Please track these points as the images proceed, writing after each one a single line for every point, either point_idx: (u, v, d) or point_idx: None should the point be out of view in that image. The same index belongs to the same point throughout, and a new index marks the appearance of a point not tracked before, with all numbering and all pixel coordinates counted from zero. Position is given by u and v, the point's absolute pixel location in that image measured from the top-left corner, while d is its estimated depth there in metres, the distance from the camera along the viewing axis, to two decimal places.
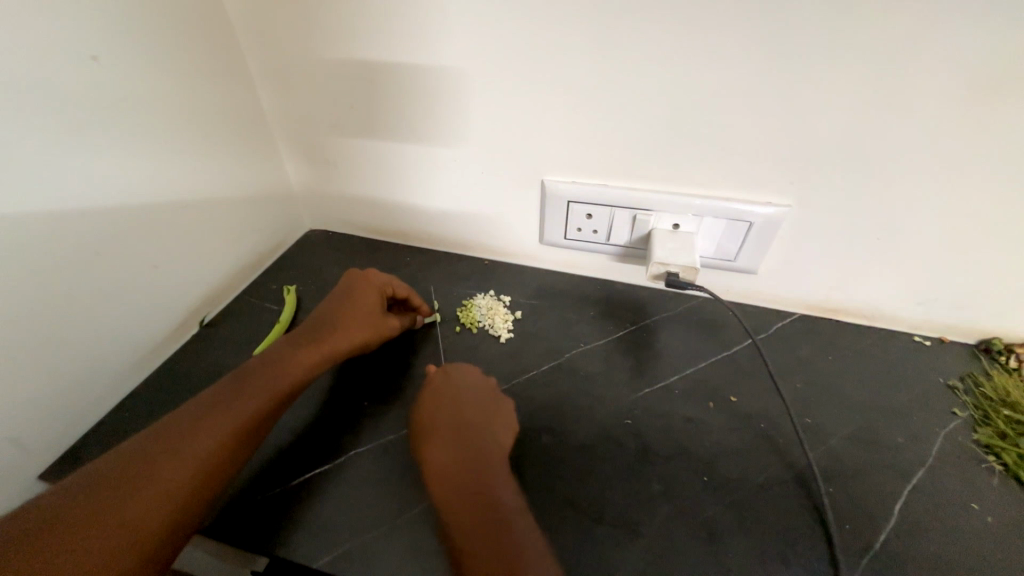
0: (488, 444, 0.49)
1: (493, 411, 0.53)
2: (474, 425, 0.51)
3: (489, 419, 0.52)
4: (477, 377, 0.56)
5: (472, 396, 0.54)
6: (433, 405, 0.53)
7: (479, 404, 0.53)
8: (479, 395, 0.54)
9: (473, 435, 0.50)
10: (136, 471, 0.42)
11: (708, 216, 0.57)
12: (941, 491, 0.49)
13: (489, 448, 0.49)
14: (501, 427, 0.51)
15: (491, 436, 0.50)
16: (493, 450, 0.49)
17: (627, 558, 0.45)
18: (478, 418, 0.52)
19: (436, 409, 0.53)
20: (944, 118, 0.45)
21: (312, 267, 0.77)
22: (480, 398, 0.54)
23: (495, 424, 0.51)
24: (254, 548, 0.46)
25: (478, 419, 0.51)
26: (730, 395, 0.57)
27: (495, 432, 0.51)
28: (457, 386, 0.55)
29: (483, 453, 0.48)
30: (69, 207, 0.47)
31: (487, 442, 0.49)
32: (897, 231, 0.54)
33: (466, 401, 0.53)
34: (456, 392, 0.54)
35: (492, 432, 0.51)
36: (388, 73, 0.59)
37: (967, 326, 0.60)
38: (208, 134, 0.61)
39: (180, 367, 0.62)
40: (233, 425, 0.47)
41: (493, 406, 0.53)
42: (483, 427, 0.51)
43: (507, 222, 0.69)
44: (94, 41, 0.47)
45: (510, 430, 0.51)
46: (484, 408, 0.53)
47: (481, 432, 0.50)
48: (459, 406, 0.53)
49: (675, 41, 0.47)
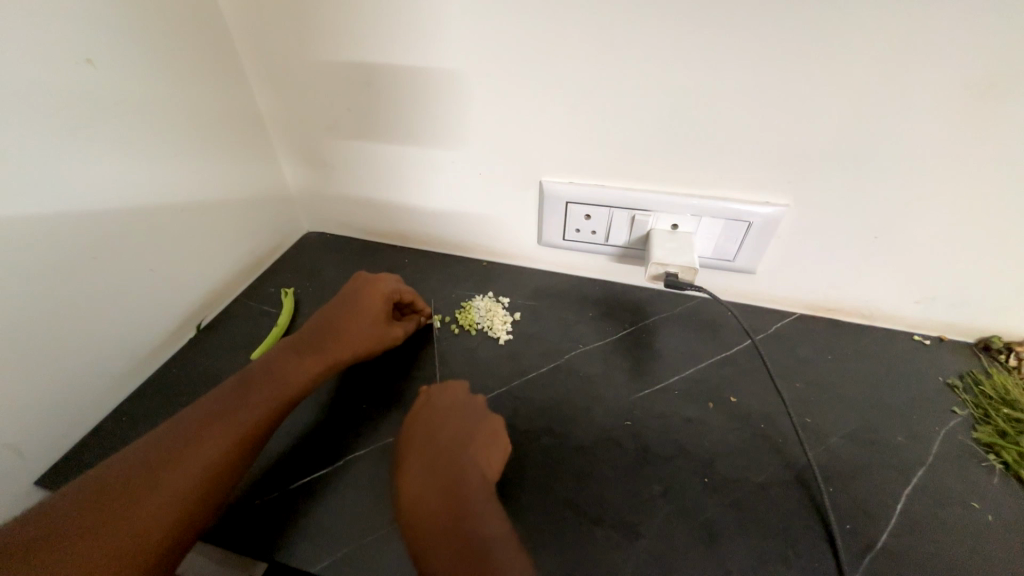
0: (471, 460, 0.48)
1: (478, 420, 0.51)
2: (455, 441, 0.49)
3: (472, 436, 0.50)
4: (459, 393, 0.54)
5: (455, 412, 0.52)
6: (412, 427, 0.51)
7: (461, 419, 0.51)
8: (462, 412, 0.52)
9: (455, 455, 0.48)
10: (142, 478, 0.42)
11: (706, 216, 0.57)
12: (942, 490, 0.49)
13: (471, 465, 0.47)
14: (488, 442, 0.50)
15: (474, 451, 0.48)
16: (475, 471, 0.47)
17: (628, 560, 0.45)
18: (462, 433, 0.50)
19: (416, 423, 0.51)
20: (946, 116, 0.45)
21: (311, 269, 0.76)
22: (462, 415, 0.52)
23: (478, 440, 0.49)
24: (254, 553, 0.46)
25: (460, 438, 0.49)
26: (729, 395, 0.57)
27: (480, 447, 0.49)
28: (439, 402, 0.53)
29: (464, 476, 0.46)
30: (61, 210, 0.47)
31: (470, 458, 0.48)
32: (896, 230, 0.54)
33: (447, 420, 0.51)
34: (435, 411, 0.52)
35: (476, 446, 0.49)
36: (387, 77, 0.59)
37: (966, 325, 0.60)
38: (205, 137, 0.61)
39: (177, 371, 0.62)
40: (239, 432, 0.47)
41: (477, 423, 0.51)
42: (465, 443, 0.49)
43: (506, 224, 0.68)
44: (88, 44, 0.47)
45: (495, 446, 0.50)
46: (468, 425, 0.51)
47: (461, 451, 0.48)
48: (440, 426, 0.51)
49: (673, 45, 0.47)
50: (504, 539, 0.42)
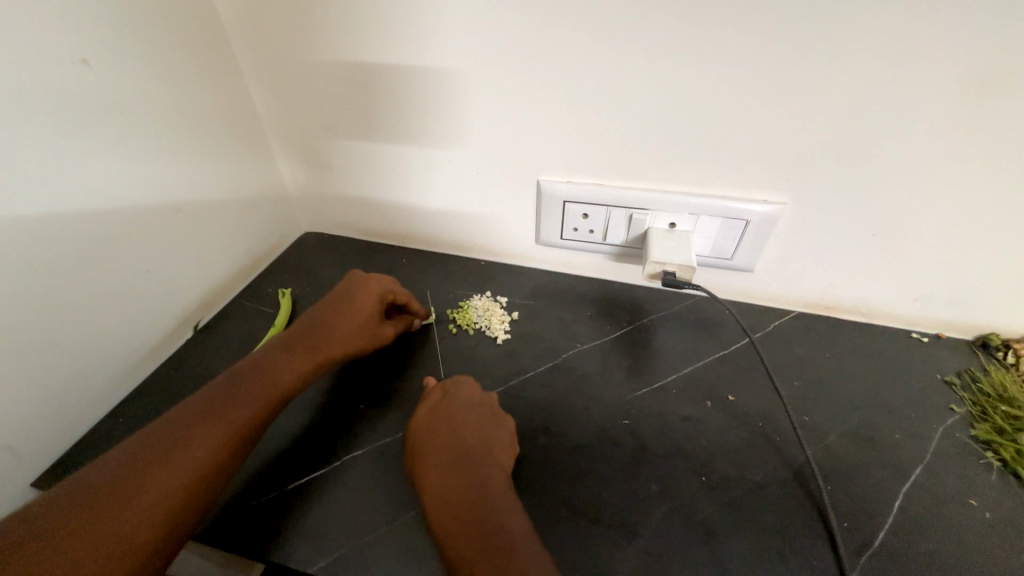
0: (489, 461, 0.48)
1: (493, 421, 0.52)
2: (472, 441, 0.49)
3: (490, 438, 0.50)
4: (476, 394, 0.54)
5: (473, 412, 0.52)
6: (431, 423, 0.51)
7: (476, 419, 0.52)
8: (480, 412, 0.53)
9: (474, 454, 0.48)
10: (133, 476, 0.42)
11: (704, 215, 0.57)
12: (940, 488, 0.49)
13: (491, 465, 0.48)
14: (501, 444, 0.50)
15: (491, 452, 0.49)
16: (495, 471, 0.47)
17: (625, 558, 0.44)
18: (479, 433, 0.50)
19: (436, 419, 0.52)
20: (942, 114, 0.45)
21: (308, 269, 0.76)
22: (480, 415, 0.52)
23: (496, 443, 0.50)
24: (249, 554, 0.45)
25: (478, 437, 0.50)
26: (727, 393, 0.57)
27: (495, 448, 0.50)
28: (453, 402, 0.53)
29: (484, 475, 0.47)
30: (57, 212, 0.47)
31: (488, 459, 0.48)
32: (893, 228, 0.54)
33: (466, 418, 0.51)
34: (455, 409, 0.52)
35: (491, 447, 0.50)
36: (384, 76, 0.59)
37: (963, 322, 0.60)
38: (202, 137, 0.61)
39: (175, 372, 0.62)
40: (229, 431, 0.47)
41: (493, 425, 0.52)
42: (484, 444, 0.49)
43: (503, 223, 0.68)
44: (83, 45, 0.46)
45: (509, 450, 0.50)
46: (485, 426, 0.51)
47: (482, 451, 0.49)
48: (460, 424, 0.51)
49: (669, 45, 0.47)
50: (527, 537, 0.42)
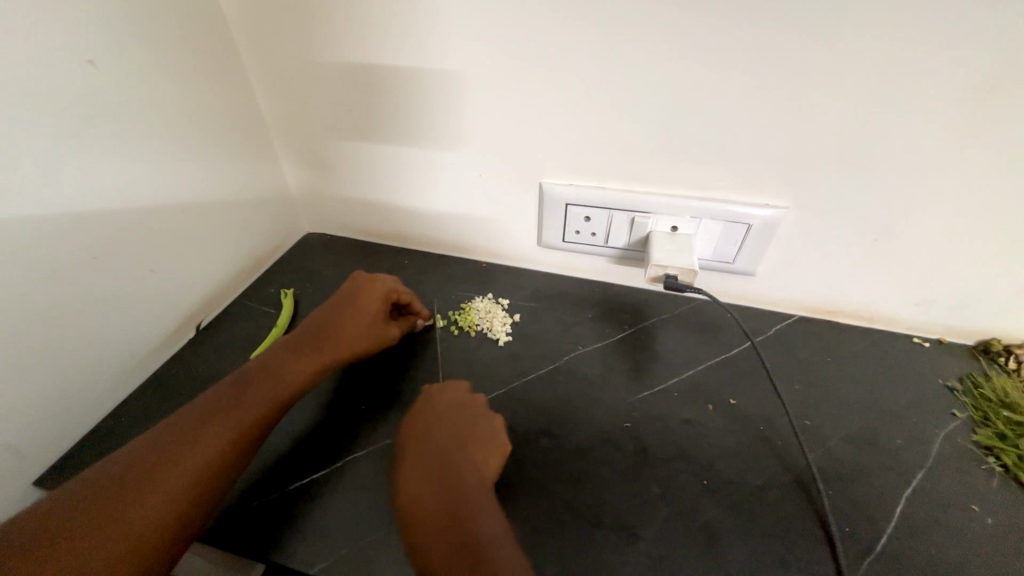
0: (468, 463, 0.47)
1: (477, 418, 0.52)
2: (452, 443, 0.49)
3: (474, 435, 0.50)
4: (460, 391, 0.54)
5: (457, 411, 0.52)
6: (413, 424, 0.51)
7: (458, 421, 0.51)
8: (464, 410, 0.52)
9: (456, 453, 0.48)
10: (140, 476, 0.42)
11: (705, 219, 0.57)
12: (942, 494, 0.49)
13: (470, 463, 0.47)
14: (484, 444, 0.50)
15: (474, 454, 0.48)
16: (475, 470, 0.47)
17: (627, 561, 0.45)
18: (460, 433, 0.50)
19: (418, 420, 0.51)
20: (942, 121, 0.45)
21: (311, 270, 0.76)
22: (464, 413, 0.52)
23: (480, 441, 0.50)
24: (251, 554, 0.46)
25: (461, 436, 0.50)
26: (729, 397, 0.57)
27: (478, 450, 0.49)
28: (436, 404, 0.53)
29: (464, 473, 0.46)
30: (62, 211, 0.47)
31: (470, 461, 0.48)
32: (894, 233, 0.54)
33: (448, 418, 0.51)
34: (437, 409, 0.52)
35: (473, 448, 0.49)
36: (387, 78, 0.59)
37: (965, 327, 0.60)
38: (205, 137, 0.61)
39: (177, 372, 0.62)
40: (235, 433, 0.47)
41: (478, 422, 0.51)
42: (465, 442, 0.49)
43: (505, 225, 0.68)
44: (90, 45, 0.47)
45: (496, 446, 0.50)
46: (469, 424, 0.51)
47: (464, 450, 0.48)
48: (440, 423, 0.51)
49: (673, 50, 0.48)
50: (502, 539, 0.42)
